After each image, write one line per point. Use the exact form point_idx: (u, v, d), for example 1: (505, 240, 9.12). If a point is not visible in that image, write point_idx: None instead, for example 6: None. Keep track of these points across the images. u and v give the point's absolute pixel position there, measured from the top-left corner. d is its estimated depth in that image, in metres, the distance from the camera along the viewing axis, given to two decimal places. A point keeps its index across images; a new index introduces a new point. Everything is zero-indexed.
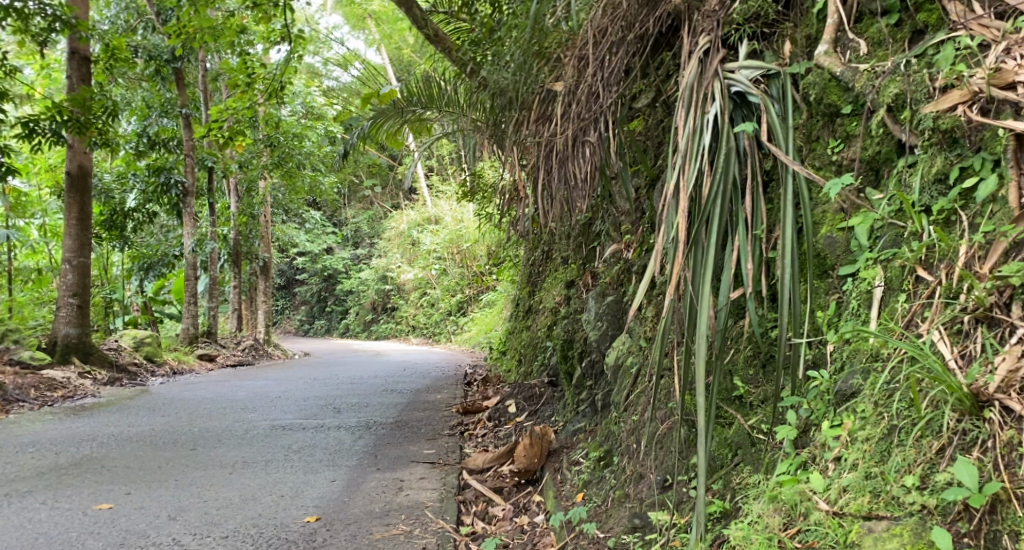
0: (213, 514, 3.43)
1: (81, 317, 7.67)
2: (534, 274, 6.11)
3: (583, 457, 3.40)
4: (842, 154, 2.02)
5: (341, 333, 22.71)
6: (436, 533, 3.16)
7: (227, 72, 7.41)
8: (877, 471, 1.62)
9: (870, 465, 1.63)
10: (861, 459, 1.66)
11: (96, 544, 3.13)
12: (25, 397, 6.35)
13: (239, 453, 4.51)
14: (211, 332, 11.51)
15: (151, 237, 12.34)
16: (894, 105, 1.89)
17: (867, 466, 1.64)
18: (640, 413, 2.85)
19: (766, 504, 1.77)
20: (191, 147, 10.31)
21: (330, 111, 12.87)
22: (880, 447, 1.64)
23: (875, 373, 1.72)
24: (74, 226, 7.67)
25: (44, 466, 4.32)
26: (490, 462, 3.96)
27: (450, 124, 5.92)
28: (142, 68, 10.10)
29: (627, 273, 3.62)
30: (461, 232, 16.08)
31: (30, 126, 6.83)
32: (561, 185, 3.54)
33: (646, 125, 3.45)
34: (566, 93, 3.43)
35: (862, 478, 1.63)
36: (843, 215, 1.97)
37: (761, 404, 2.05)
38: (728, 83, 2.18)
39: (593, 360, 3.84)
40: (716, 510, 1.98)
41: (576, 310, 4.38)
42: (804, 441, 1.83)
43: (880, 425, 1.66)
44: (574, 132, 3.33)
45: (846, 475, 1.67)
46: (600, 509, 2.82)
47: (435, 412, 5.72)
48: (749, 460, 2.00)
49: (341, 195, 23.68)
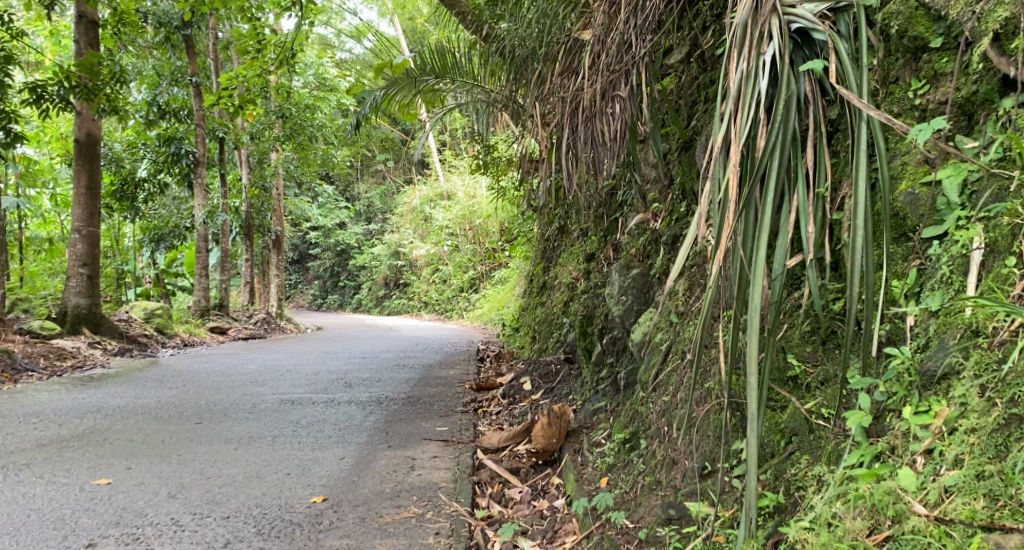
0: (214, 492, 3.24)
1: (91, 288, 7.48)
2: (550, 249, 5.87)
3: (606, 439, 3.19)
4: (926, 97, 1.77)
5: (353, 309, 22.61)
6: (449, 517, 2.95)
7: (237, 38, 7.12)
8: (992, 470, 1.39)
9: (984, 463, 1.41)
10: (968, 454, 1.43)
11: (90, 523, 2.94)
12: (34, 366, 6.21)
13: (245, 427, 4.33)
14: (223, 305, 11.33)
15: (162, 208, 12.17)
16: (1002, 32, 1.62)
17: (979, 464, 1.41)
18: (672, 391, 2.63)
19: (842, 506, 1.54)
20: (201, 116, 10.03)
21: (342, 83, 12.58)
22: (994, 442, 1.41)
23: (980, 351, 1.50)
24: (83, 195, 7.44)
25: (46, 437, 4.15)
26: (505, 441, 3.76)
27: (465, 96, 5.63)
28: (152, 35, 9.85)
29: (655, 244, 3.37)
30: (473, 208, 15.78)
31: (37, 92, 6.60)
32: (587, 147, 3.30)
33: (680, 83, 3.24)
34: (596, 41, 3.15)
35: (973, 479, 1.41)
36: (927, 166, 1.71)
37: (820, 386, 1.81)
38: (789, 20, 1.93)
39: (614, 336, 3.60)
40: (769, 505, 1.75)
41: (596, 284, 4.14)
42: (879, 428, 1.61)
43: (992, 416, 1.43)
44: (602, 86, 3.07)
45: (947, 472, 1.45)
46: (629, 496, 2.60)
47: (448, 388, 5.52)
48: (806, 448, 1.76)
49: (353, 170, 23.42)
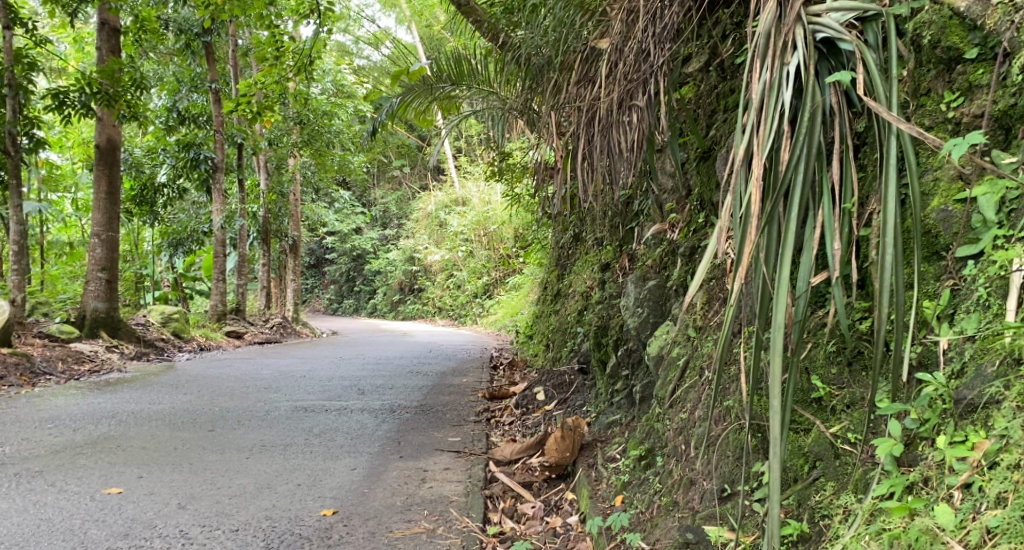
0: (224, 503, 3.20)
1: (109, 291, 7.51)
2: (564, 256, 5.81)
3: (621, 454, 3.13)
4: (960, 110, 1.71)
5: (368, 314, 22.64)
6: (461, 533, 2.89)
7: (256, 45, 7.13)
8: None
9: None
10: (1011, 492, 1.35)
11: (99, 534, 2.90)
12: (52, 370, 6.22)
13: (258, 435, 4.29)
14: (240, 309, 11.35)
15: (181, 213, 12.22)
16: None
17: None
18: (690, 408, 2.55)
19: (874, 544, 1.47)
20: (221, 122, 10.07)
21: (358, 89, 12.61)
22: None
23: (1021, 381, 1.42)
24: (103, 200, 7.46)
25: (60, 443, 4.13)
26: (518, 454, 3.70)
27: (481, 102, 5.59)
28: (172, 42, 9.90)
29: (672, 255, 3.31)
30: (488, 214, 15.76)
31: (59, 98, 6.63)
32: (603, 156, 3.24)
33: (698, 92, 3.19)
34: (613, 50, 3.09)
35: (1019, 519, 1.32)
36: (961, 183, 1.65)
37: (846, 409, 1.74)
38: (814, 29, 1.86)
39: (630, 349, 3.54)
40: (793, 534, 1.69)
41: (611, 294, 4.07)
42: (912, 457, 1.54)
43: None
44: (619, 95, 3.01)
45: (988, 511, 1.37)
46: (645, 516, 2.54)
47: (460, 396, 5.47)
48: (831, 475, 1.70)
49: (369, 175, 23.48)
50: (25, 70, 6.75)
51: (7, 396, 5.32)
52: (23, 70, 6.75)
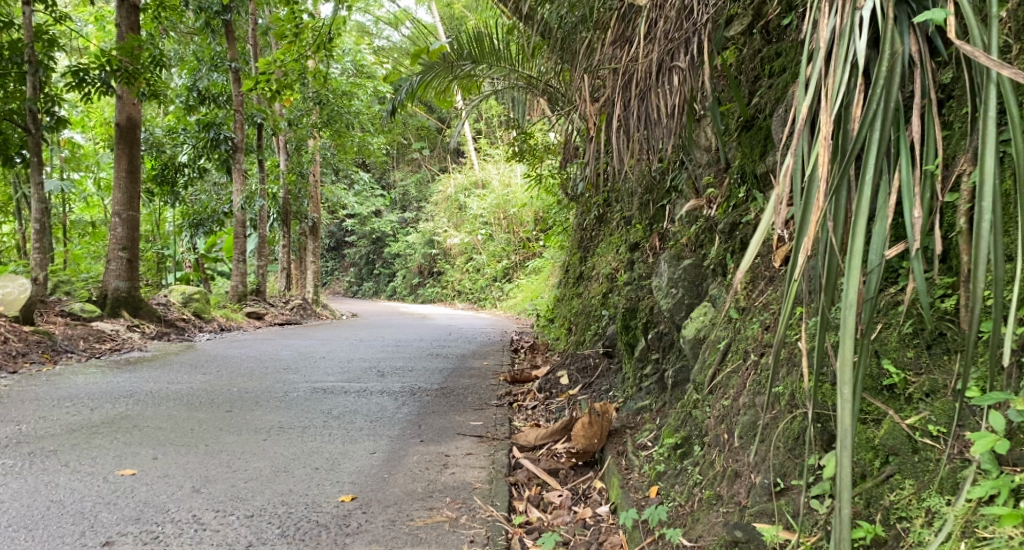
0: (240, 487, 3.06)
1: (130, 271, 7.41)
2: (587, 239, 5.63)
3: (653, 442, 2.96)
4: None
5: (388, 297, 22.57)
6: (485, 523, 2.73)
7: (275, 22, 6.90)
8: None
9: None
10: None
11: (110, 518, 2.77)
12: (73, 348, 6.14)
13: (276, 416, 4.15)
14: (260, 290, 11.20)
15: (202, 194, 12.11)
16: None
17: None
18: (733, 395, 2.37)
19: None
20: (241, 102, 9.87)
21: (378, 70, 12.44)
22: None
23: None
24: (123, 178, 7.31)
25: (76, 423, 4.01)
26: (543, 439, 3.54)
27: (502, 80, 5.40)
28: (192, 20, 9.75)
29: (709, 233, 3.10)
30: (508, 197, 15.57)
31: (79, 76, 6.49)
32: (641, 125, 3.03)
33: (741, 57, 3.03)
34: (653, 7, 2.88)
35: None
36: None
37: (925, 399, 1.55)
38: None
39: (661, 332, 3.36)
40: (864, 538, 1.51)
41: (640, 275, 3.87)
42: (1016, 456, 1.36)
43: None
44: (659, 57, 2.80)
45: None
46: (684, 510, 2.36)
47: (482, 380, 5.31)
48: (909, 472, 1.51)
49: (389, 157, 23.31)
50: (46, 47, 6.66)
51: (27, 373, 5.23)
52: (43, 47, 6.66)
